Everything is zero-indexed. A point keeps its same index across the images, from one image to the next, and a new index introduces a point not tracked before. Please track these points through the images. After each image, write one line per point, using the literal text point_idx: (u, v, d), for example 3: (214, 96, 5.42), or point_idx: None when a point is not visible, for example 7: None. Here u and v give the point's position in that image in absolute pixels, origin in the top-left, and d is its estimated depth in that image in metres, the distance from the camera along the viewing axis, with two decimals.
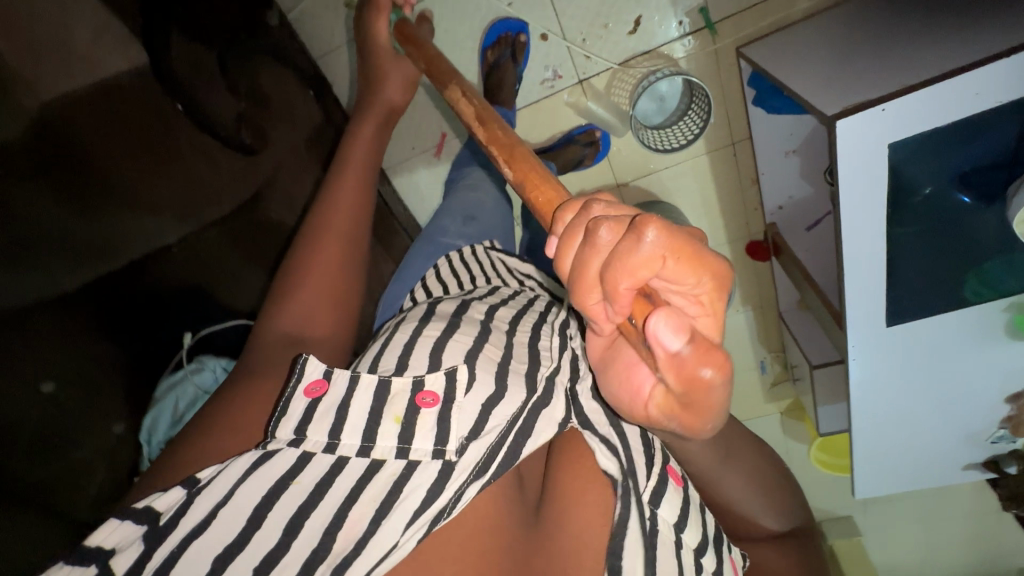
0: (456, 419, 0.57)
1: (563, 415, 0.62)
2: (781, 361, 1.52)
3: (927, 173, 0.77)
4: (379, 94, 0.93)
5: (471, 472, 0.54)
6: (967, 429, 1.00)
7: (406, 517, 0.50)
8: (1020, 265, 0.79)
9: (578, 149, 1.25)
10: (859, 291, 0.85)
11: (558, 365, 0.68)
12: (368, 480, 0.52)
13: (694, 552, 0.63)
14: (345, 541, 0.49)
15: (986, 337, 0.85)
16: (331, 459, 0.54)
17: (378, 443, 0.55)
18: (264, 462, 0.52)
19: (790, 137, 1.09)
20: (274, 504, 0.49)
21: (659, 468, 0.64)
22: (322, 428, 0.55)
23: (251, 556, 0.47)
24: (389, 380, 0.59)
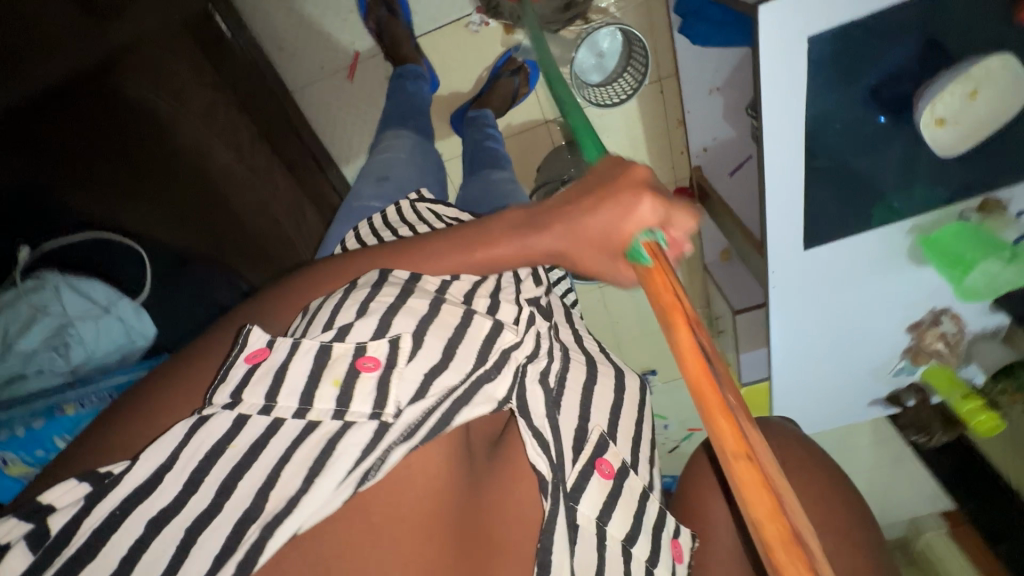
0: (397, 384, 0.49)
1: (503, 394, 0.54)
2: (707, 317, 1.61)
3: (841, 101, 0.81)
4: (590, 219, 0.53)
5: (400, 436, 0.47)
6: (877, 363, 1.16)
7: (337, 475, 0.44)
8: (918, 196, 0.91)
9: (509, 80, 1.11)
10: (780, 218, 0.91)
11: (522, 339, 0.59)
12: (302, 440, 0.46)
13: (595, 522, 0.58)
14: (276, 500, 0.43)
15: (893, 262, 0.98)
16: (264, 423, 0.46)
17: (315, 405, 0.48)
18: (197, 427, 0.45)
19: (715, 73, 1.13)
20: (211, 468, 0.43)
21: (585, 461, 0.58)
22: (258, 389, 0.47)
23: (184, 519, 0.42)
24: (329, 345, 0.50)
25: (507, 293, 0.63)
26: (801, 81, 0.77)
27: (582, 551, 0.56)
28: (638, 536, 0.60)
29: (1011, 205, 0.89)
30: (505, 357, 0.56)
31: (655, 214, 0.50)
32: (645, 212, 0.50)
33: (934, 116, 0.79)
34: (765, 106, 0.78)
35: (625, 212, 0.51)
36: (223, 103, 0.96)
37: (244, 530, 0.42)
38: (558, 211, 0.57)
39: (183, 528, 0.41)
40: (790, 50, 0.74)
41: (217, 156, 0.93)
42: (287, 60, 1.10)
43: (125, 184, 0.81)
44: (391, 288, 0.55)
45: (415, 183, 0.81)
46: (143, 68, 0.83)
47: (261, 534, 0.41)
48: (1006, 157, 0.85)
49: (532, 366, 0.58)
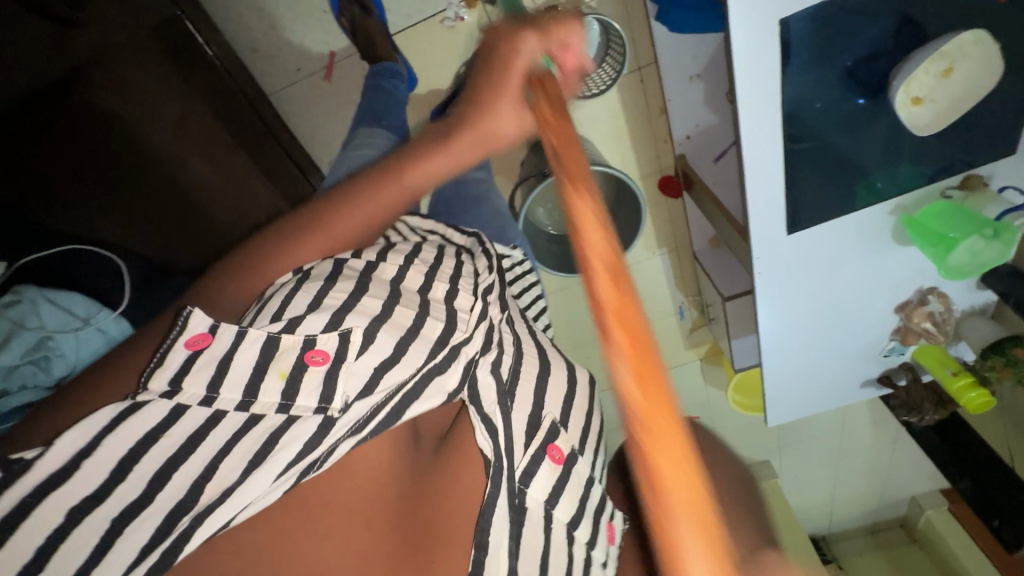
0: (345, 377, 0.52)
1: (455, 385, 0.58)
2: (698, 305, 1.61)
3: (818, 83, 0.80)
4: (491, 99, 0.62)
5: (349, 429, 0.51)
6: (868, 344, 1.16)
7: (276, 469, 0.47)
8: (900, 176, 0.91)
9: None
10: (761, 203, 0.91)
11: (472, 334, 0.61)
12: (244, 432, 0.48)
13: (543, 505, 0.62)
14: (212, 491, 0.45)
15: (877, 243, 0.98)
16: (205, 413, 0.48)
17: (259, 398, 0.50)
18: (129, 415, 0.45)
19: (694, 61, 1.14)
20: (143, 455, 0.44)
21: (536, 446, 0.63)
22: (199, 379, 0.48)
23: (110, 509, 0.43)
24: (277, 338, 0.51)
25: (465, 283, 0.66)
26: (774, 66, 0.76)
27: (529, 532, 0.60)
28: (581, 520, 0.64)
29: (993, 181, 0.89)
30: (456, 354, 0.59)
31: (541, 44, 0.61)
32: (531, 44, 0.61)
33: (910, 94, 0.79)
34: (740, 91, 0.78)
35: (517, 49, 0.61)
36: (196, 113, 0.94)
37: (176, 521, 0.44)
38: (466, 105, 0.63)
39: (107, 518, 0.43)
40: (763, 31, 0.73)
41: (193, 166, 0.92)
42: (263, 63, 1.09)
43: (104, 202, 0.82)
44: (345, 282, 0.58)
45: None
46: (115, 77, 0.83)
47: (192, 522, 0.44)
48: (988, 135, 0.85)
49: (482, 359, 0.61)
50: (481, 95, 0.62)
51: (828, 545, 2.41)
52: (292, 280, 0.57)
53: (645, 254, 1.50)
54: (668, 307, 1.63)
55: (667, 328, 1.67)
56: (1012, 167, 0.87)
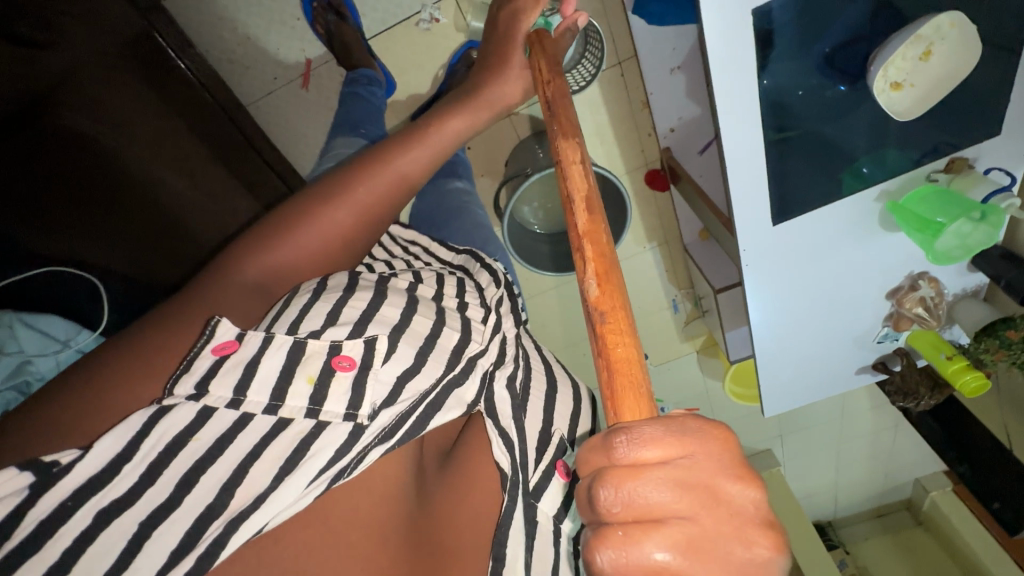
0: (372, 385, 0.50)
1: (473, 397, 0.57)
2: (692, 298, 1.60)
3: (798, 72, 0.79)
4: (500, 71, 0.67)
5: (377, 436, 0.49)
6: (859, 330, 1.15)
7: (309, 474, 0.44)
8: (885, 160, 0.90)
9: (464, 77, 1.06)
10: (746, 195, 0.90)
11: (487, 346, 0.61)
12: (273, 437, 0.45)
13: (552, 520, 0.60)
14: (243, 497, 0.42)
15: (866, 230, 0.97)
16: (232, 416, 0.45)
17: (287, 402, 0.47)
18: (161, 417, 0.43)
19: (673, 53, 1.12)
20: (171, 459, 0.42)
21: (546, 462, 0.61)
22: (226, 382, 0.46)
23: (137, 513, 0.40)
24: (303, 341, 0.49)
25: (472, 295, 0.66)
26: (752, 55, 0.75)
27: (540, 546, 0.58)
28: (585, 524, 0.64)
29: (978, 162, 0.88)
30: (472, 364, 0.58)
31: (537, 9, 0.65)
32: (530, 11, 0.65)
33: (888, 79, 0.78)
34: (719, 82, 0.76)
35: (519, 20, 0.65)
36: (172, 130, 0.94)
37: (207, 525, 0.41)
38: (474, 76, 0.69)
39: (135, 521, 0.40)
40: (739, 20, 0.72)
41: (167, 184, 0.93)
42: (239, 74, 1.08)
43: (82, 225, 0.82)
44: (363, 291, 0.57)
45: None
46: (84, 93, 0.82)
47: (227, 526, 0.41)
48: (971, 116, 0.84)
49: (498, 372, 0.61)
50: (491, 63, 0.68)
51: (834, 530, 2.41)
52: (308, 290, 0.55)
53: (637, 248, 1.49)
54: (662, 300, 1.61)
55: (663, 322, 1.66)
56: (999, 148, 0.86)
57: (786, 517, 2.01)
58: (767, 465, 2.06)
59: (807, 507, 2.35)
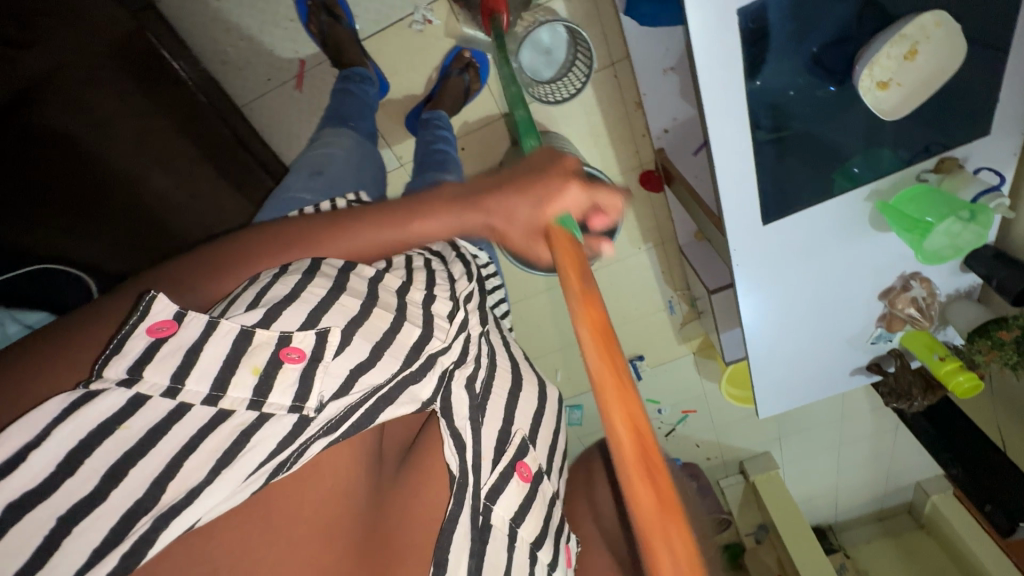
0: (321, 377, 0.50)
1: (428, 396, 0.57)
2: (687, 299, 1.60)
3: (784, 74, 0.79)
4: (513, 206, 0.55)
5: (319, 429, 0.49)
6: (852, 331, 1.14)
7: (245, 471, 0.44)
8: (875, 160, 0.90)
9: (460, 79, 1.11)
10: (735, 195, 0.89)
11: (451, 344, 0.60)
12: (211, 430, 0.45)
13: (508, 523, 0.62)
14: (175, 492, 0.42)
15: (858, 229, 0.97)
16: (168, 405, 0.45)
17: (228, 393, 0.47)
18: (83, 404, 0.41)
19: (666, 54, 1.12)
20: (95, 448, 0.41)
21: (506, 463, 0.63)
22: (161, 368, 0.45)
23: (55, 507, 0.39)
24: (251, 330, 0.49)
25: (440, 287, 0.65)
26: (735, 55, 0.75)
27: (491, 550, 0.59)
28: (545, 538, 0.64)
29: (968, 163, 0.88)
30: (431, 361, 0.58)
31: (584, 200, 0.54)
32: (577, 198, 0.54)
33: (874, 78, 0.77)
34: (706, 81, 0.76)
35: (560, 188, 0.54)
36: (159, 128, 0.94)
37: (134, 522, 0.41)
38: (489, 193, 0.57)
39: (53, 517, 0.39)
40: (719, 25, 0.72)
41: (151, 182, 0.93)
42: (233, 75, 1.08)
43: (64, 224, 0.84)
44: (324, 279, 0.56)
45: (349, 182, 0.84)
46: (69, 98, 0.82)
47: (154, 524, 0.41)
48: (961, 116, 0.84)
49: (458, 371, 0.61)
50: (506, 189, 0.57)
51: (835, 533, 2.39)
52: (268, 275, 0.55)
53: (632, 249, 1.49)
54: (657, 301, 1.61)
55: (659, 323, 1.66)
56: (987, 148, 0.86)
57: (785, 521, 2.01)
58: (765, 468, 2.07)
59: (804, 511, 2.33)
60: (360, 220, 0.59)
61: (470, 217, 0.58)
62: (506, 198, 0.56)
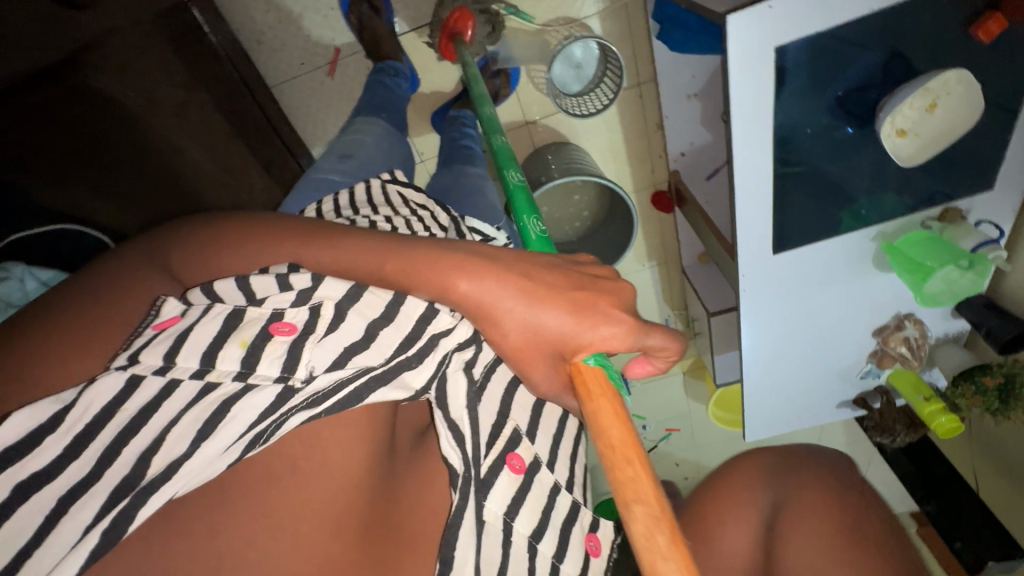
0: (311, 350, 0.47)
1: (422, 384, 0.53)
2: (684, 318, 1.64)
3: (809, 113, 0.82)
4: (531, 310, 0.51)
5: (301, 402, 0.45)
6: (844, 365, 1.19)
7: (226, 442, 0.42)
8: (881, 202, 0.94)
9: (490, 83, 1.13)
10: (748, 220, 0.92)
11: (456, 325, 0.55)
12: (196, 402, 0.44)
13: (501, 518, 0.58)
14: (158, 465, 0.41)
15: (861, 266, 1.01)
16: (159, 384, 0.44)
17: (216, 366, 0.46)
18: (86, 387, 0.42)
19: (691, 81, 1.16)
20: (98, 431, 0.41)
21: (497, 451, 0.59)
22: (158, 350, 0.45)
23: (58, 488, 0.39)
24: (242, 309, 0.49)
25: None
26: (769, 85, 0.76)
27: (488, 544, 0.56)
28: (545, 532, 0.61)
29: (971, 214, 0.92)
30: (433, 343, 0.53)
31: (625, 341, 0.51)
32: (620, 340, 0.51)
33: (894, 126, 0.80)
34: (736, 107, 0.78)
35: (603, 317, 0.51)
36: (195, 100, 0.94)
37: (119, 499, 0.39)
38: (501, 270, 0.52)
39: (54, 496, 0.39)
40: (762, 56, 0.73)
41: (187, 154, 0.94)
42: (263, 53, 1.08)
43: (94, 182, 0.86)
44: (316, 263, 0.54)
45: (377, 164, 0.84)
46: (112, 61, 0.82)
47: (134, 500, 0.38)
48: (967, 170, 0.89)
49: (458, 355, 0.57)
50: (532, 292, 0.52)
51: None
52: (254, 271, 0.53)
53: (636, 265, 1.52)
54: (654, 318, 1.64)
55: None
56: (989, 202, 0.91)
57: None
58: None
59: None
60: (344, 237, 0.54)
61: (478, 288, 0.51)
62: (530, 295, 0.52)
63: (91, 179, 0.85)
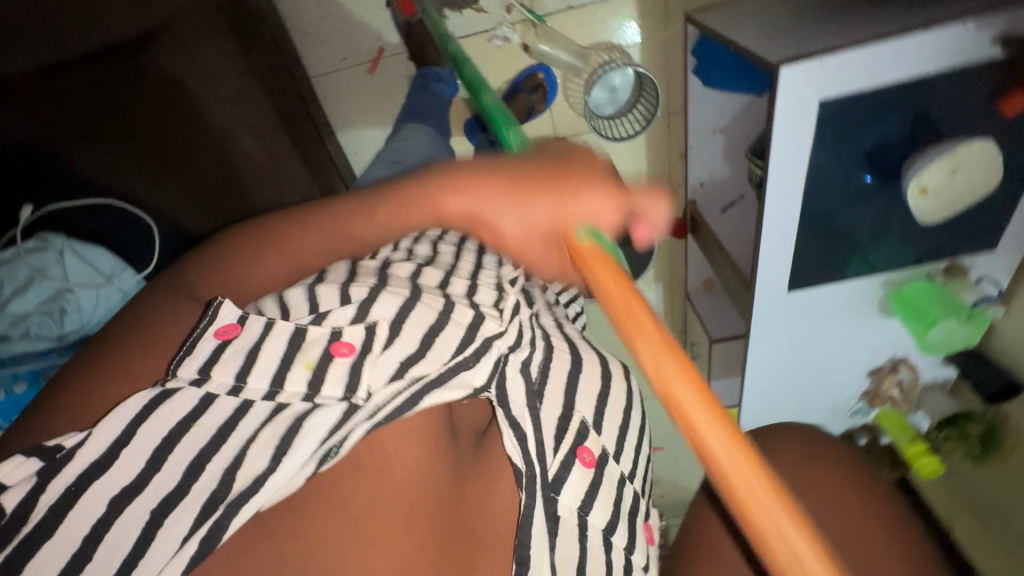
0: (372, 368, 0.53)
1: (481, 382, 0.57)
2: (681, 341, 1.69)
3: (838, 164, 0.87)
4: (519, 203, 0.57)
5: (367, 415, 0.50)
6: (839, 403, 1.24)
7: (301, 458, 0.47)
8: (889, 252, 0.97)
9: (526, 97, 1.16)
10: (767, 262, 0.97)
11: (506, 329, 0.61)
12: (268, 422, 0.48)
13: (576, 512, 0.60)
14: (243, 481, 0.46)
15: (866, 311, 1.06)
16: (233, 404, 0.49)
17: (285, 388, 0.50)
18: (164, 403, 0.46)
19: (719, 115, 1.19)
20: (177, 447, 0.46)
21: (569, 450, 0.60)
22: (227, 369, 0.50)
23: (149, 501, 0.44)
24: (304, 328, 0.53)
25: (483, 281, 0.67)
26: (804, 140, 0.81)
27: (564, 540, 0.57)
28: (618, 525, 0.63)
29: (973, 270, 0.98)
30: (487, 346, 0.58)
31: (608, 201, 0.54)
32: (604, 205, 0.54)
33: (921, 185, 0.84)
34: (774, 155, 0.82)
35: (584, 190, 0.55)
36: (249, 89, 0.92)
37: (211, 512, 0.44)
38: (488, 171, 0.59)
39: (147, 510, 0.44)
40: (804, 111, 0.78)
41: (240, 142, 0.90)
42: (307, 45, 1.08)
43: (147, 169, 0.83)
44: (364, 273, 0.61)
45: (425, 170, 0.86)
46: (179, 40, 0.81)
47: (228, 513, 0.44)
48: (976, 231, 0.93)
49: (514, 356, 0.60)
50: (521, 184, 0.57)
51: None
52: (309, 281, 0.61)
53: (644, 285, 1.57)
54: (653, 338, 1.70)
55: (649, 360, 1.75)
56: (992, 262, 0.97)
57: None
58: None
59: None
60: (332, 205, 0.61)
61: (465, 201, 0.59)
62: (517, 190, 0.57)
63: (141, 164, 0.82)
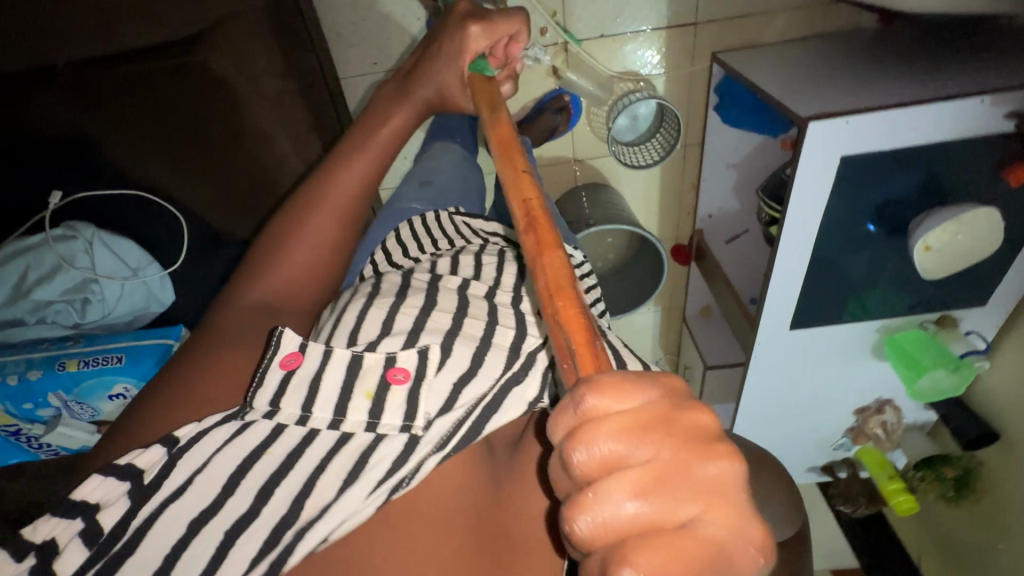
0: (426, 395, 0.55)
1: (535, 394, 0.57)
2: (674, 363, 1.73)
3: (850, 215, 0.91)
4: (438, 72, 0.69)
5: (433, 446, 0.52)
6: (826, 438, 1.30)
7: (369, 486, 0.49)
8: (886, 299, 1.02)
9: (551, 117, 1.17)
10: (774, 303, 1.01)
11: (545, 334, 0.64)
12: (334, 453, 0.51)
13: None
14: (311, 508, 0.48)
15: (861, 353, 1.11)
16: (301, 432, 0.52)
17: (347, 418, 0.53)
18: (243, 431, 0.51)
19: (734, 151, 1.23)
20: (252, 470, 0.49)
21: None
22: (293, 401, 0.53)
23: (222, 522, 0.47)
24: (361, 355, 0.56)
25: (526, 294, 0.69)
26: (822, 193, 0.85)
27: None
28: None
29: (964, 323, 1.03)
30: (534, 357, 0.59)
31: (485, 37, 0.67)
32: (479, 38, 0.67)
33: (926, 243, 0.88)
34: (794, 204, 0.87)
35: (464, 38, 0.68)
36: (286, 92, 0.93)
37: (280, 535, 0.47)
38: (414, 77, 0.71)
39: (220, 530, 0.47)
40: (824, 167, 0.82)
41: (276, 144, 0.92)
42: (339, 48, 1.08)
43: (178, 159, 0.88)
44: (413, 296, 0.65)
45: (455, 189, 0.88)
46: (228, 41, 0.82)
47: (296, 535, 0.47)
48: (970, 286, 0.99)
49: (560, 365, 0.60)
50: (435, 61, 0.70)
51: None
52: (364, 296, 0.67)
53: (644, 307, 1.61)
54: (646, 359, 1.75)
55: None
56: (982, 317, 1.02)
57: None
58: None
59: None
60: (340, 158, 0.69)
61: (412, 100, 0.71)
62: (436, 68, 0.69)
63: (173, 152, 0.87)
